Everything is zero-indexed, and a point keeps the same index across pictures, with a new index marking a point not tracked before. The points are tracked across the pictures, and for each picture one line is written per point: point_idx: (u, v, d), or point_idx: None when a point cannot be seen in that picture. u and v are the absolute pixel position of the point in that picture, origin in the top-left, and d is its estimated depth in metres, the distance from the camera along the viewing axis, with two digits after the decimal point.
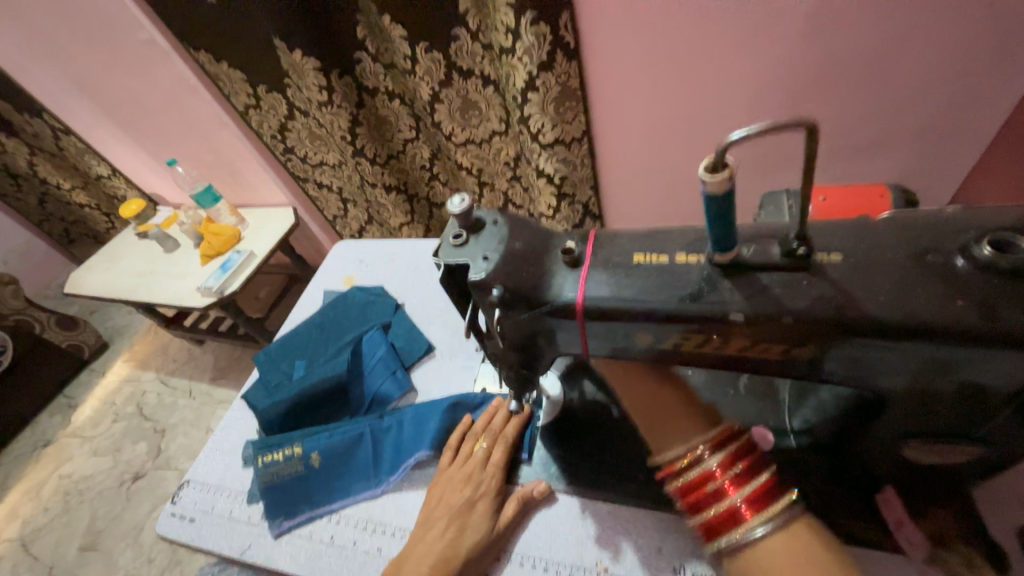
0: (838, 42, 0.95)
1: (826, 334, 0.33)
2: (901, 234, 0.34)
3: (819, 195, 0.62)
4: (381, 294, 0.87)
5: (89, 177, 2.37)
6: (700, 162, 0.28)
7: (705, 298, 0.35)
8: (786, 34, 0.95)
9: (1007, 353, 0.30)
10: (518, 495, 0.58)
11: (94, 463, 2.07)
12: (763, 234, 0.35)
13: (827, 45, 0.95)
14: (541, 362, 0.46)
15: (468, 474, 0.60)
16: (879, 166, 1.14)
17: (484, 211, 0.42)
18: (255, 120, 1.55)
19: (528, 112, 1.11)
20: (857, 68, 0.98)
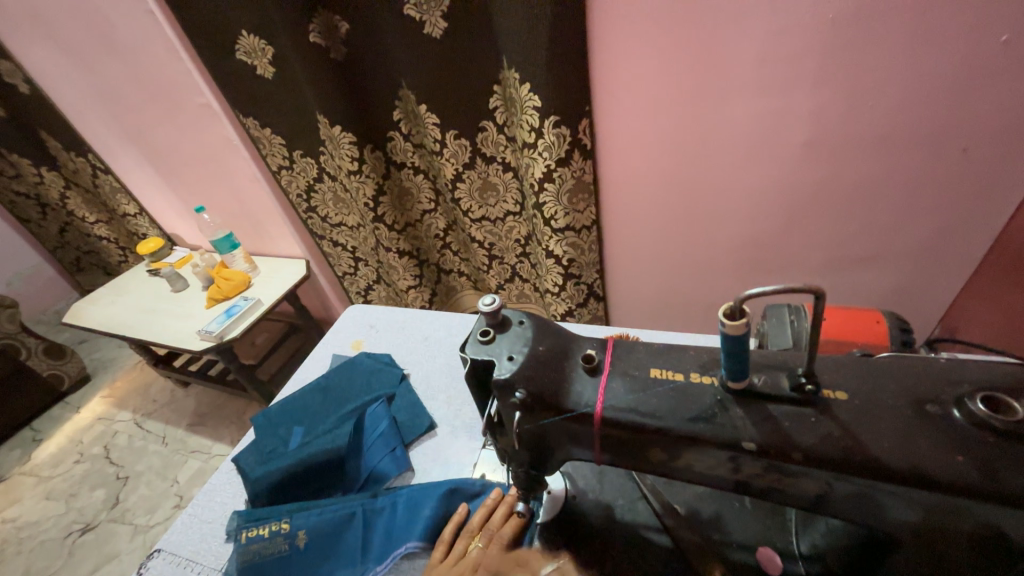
0: (830, 170, 1.05)
1: (833, 473, 0.34)
2: (900, 381, 0.36)
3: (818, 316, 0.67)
4: (389, 364, 0.88)
5: (114, 214, 2.45)
6: (720, 307, 0.32)
7: (717, 420, 0.37)
8: (782, 160, 1.07)
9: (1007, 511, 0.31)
10: None
11: (44, 508, 1.92)
12: (773, 364, 0.38)
13: (820, 171, 1.06)
14: (551, 462, 0.46)
15: None
16: (871, 280, 1.20)
17: (512, 311, 0.45)
18: (285, 180, 1.66)
19: (543, 199, 1.20)
20: (847, 194, 1.07)
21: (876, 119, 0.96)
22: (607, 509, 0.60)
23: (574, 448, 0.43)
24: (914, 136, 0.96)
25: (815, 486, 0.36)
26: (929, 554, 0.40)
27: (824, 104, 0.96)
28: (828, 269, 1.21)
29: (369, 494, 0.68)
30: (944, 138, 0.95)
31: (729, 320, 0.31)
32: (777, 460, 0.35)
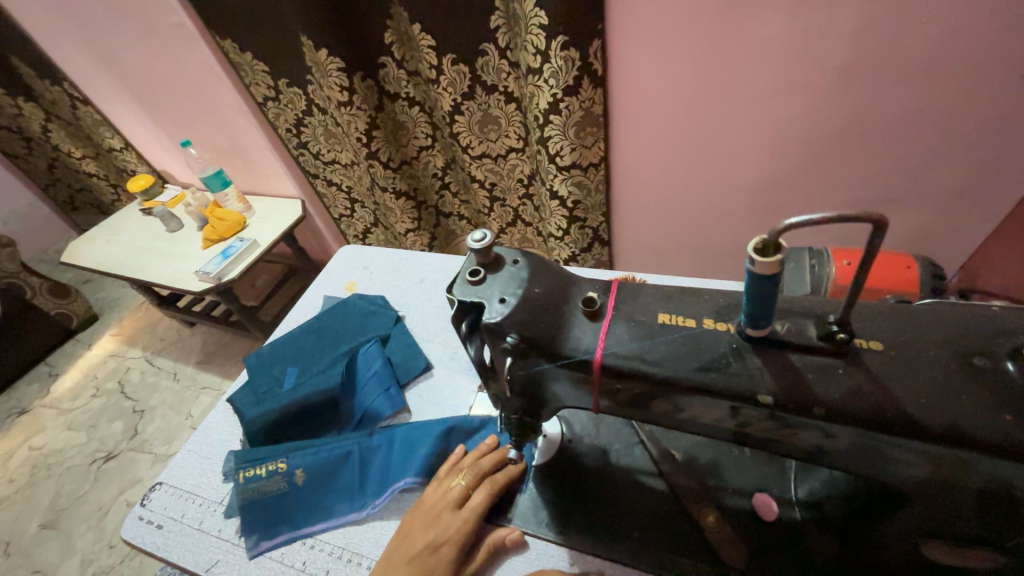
0: (867, 101, 0.95)
1: (857, 430, 0.31)
2: (944, 331, 0.32)
3: (844, 259, 0.62)
4: (382, 306, 0.85)
5: (101, 149, 2.34)
6: (751, 240, 0.27)
7: (730, 369, 0.33)
8: (815, 88, 0.96)
9: None
10: (490, 540, 0.55)
11: (67, 437, 2.01)
12: (799, 310, 0.34)
13: (857, 102, 0.95)
14: (546, 409, 0.44)
15: (441, 510, 0.55)
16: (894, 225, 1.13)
17: (505, 249, 0.40)
18: (271, 113, 1.55)
19: (548, 133, 1.10)
20: (883, 128, 0.98)
21: (929, 38, 0.84)
22: (603, 453, 0.59)
23: (570, 396, 0.40)
24: (970, 59, 0.84)
25: (831, 441, 0.33)
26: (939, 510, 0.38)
27: (873, 20, 0.84)
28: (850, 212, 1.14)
29: (366, 433, 0.67)
30: (1004, 61, 0.83)
31: (759, 257, 0.27)
32: (797, 414, 0.32)
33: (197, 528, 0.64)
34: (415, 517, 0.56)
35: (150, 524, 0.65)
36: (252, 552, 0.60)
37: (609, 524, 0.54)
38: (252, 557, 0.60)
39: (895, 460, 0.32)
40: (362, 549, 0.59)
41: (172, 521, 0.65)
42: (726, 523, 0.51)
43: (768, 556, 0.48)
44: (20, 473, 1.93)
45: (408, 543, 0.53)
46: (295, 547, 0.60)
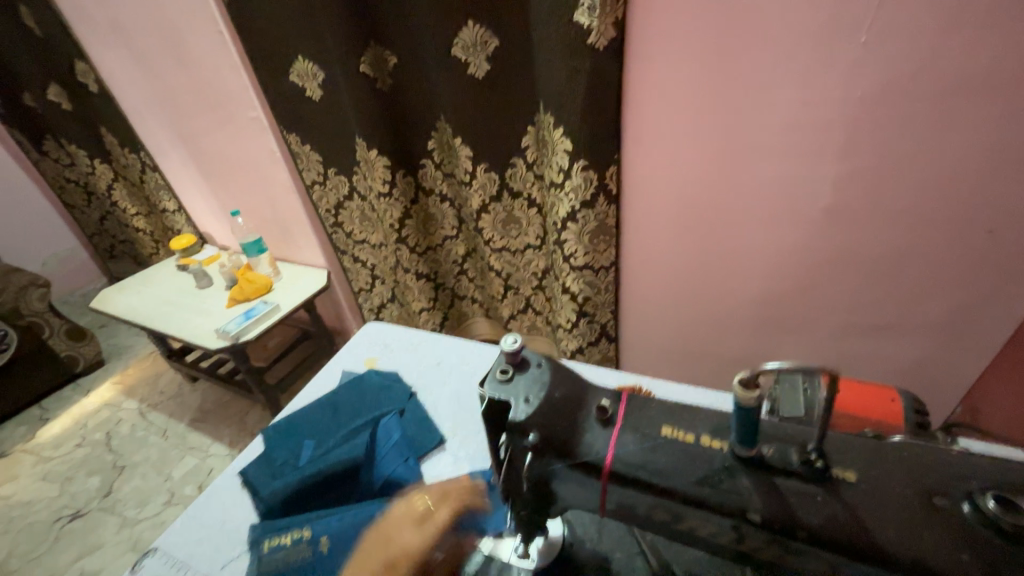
0: (850, 240, 1.07)
1: (839, 558, 0.35)
2: (915, 467, 0.36)
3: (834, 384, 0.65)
4: (398, 381, 0.91)
5: (154, 209, 2.57)
6: (736, 374, 0.34)
7: (723, 484, 0.37)
8: (803, 224, 1.08)
9: None
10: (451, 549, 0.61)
11: (39, 488, 1.94)
12: (782, 436, 0.38)
13: (842, 238, 1.07)
14: (554, 507, 0.46)
15: (411, 513, 0.64)
16: (889, 351, 1.18)
17: (532, 352, 0.46)
18: (316, 195, 1.74)
19: (565, 238, 1.23)
20: (867, 263, 1.08)
21: (900, 195, 0.97)
22: (603, 561, 0.59)
23: (577, 495, 0.43)
24: (938, 214, 0.97)
25: (813, 562, 0.37)
26: None
27: (848, 177, 0.99)
28: (843, 333, 1.21)
29: (388, 497, 0.70)
30: (968, 219, 0.95)
31: (741, 387, 0.33)
32: (785, 538, 0.36)
33: None
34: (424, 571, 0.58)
35: None
36: None
37: None
38: None
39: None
40: None
41: None
42: None
43: None
44: None
45: (382, 537, 0.62)
46: None
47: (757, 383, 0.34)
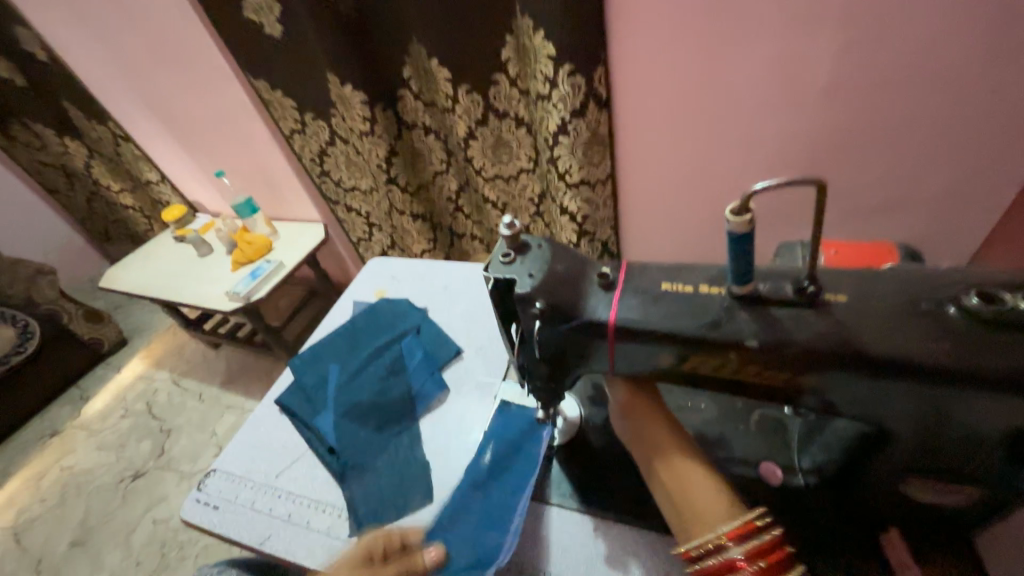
0: (852, 115, 1.02)
1: (832, 370, 0.38)
2: (904, 281, 0.39)
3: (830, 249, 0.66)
4: (410, 305, 0.93)
5: (138, 182, 2.51)
6: (728, 205, 0.33)
7: (723, 323, 0.40)
8: (804, 104, 1.04)
9: (987, 394, 0.35)
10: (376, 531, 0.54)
11: (97, 457, 2.09)
12: (778, 275, 0.41)
13: (845, 114, 1.03)
14: (569, 375, 0.50)
15: None
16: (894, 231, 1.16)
17: (530, 237, 0.47)
18: (297, 144, 1.67)
19: (558, 153, 1.20)
20: (870, 138, 1.05)
21: (904, 56, 0.92)
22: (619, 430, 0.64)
23: (586, 358, 0.46)
24: (946, 72, 0.92)
25: (806, 379, 0.39)
26: (920, 450, 0.42)
27: (850, 42, 0.93)
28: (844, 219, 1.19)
29: (410, 416, 0.75)
30: (977, 74, 0.91)
31: (733, 215, 0.33)
32: (782, 360, 0.39)
33: (251, 508, 0.69)
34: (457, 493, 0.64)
35: (207, 506, 0.71)
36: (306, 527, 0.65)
37: (630, 492, 0.59)
38: (301, 531, 0.65)
39: (860, 396, 0.39)
40: (404, 523, 0.63)
41: (228, 502, 0.71)
42: (732, 487, 0.56)
43: (777, 519, 0.53)
44: (51, 493, 2.00)
45: None
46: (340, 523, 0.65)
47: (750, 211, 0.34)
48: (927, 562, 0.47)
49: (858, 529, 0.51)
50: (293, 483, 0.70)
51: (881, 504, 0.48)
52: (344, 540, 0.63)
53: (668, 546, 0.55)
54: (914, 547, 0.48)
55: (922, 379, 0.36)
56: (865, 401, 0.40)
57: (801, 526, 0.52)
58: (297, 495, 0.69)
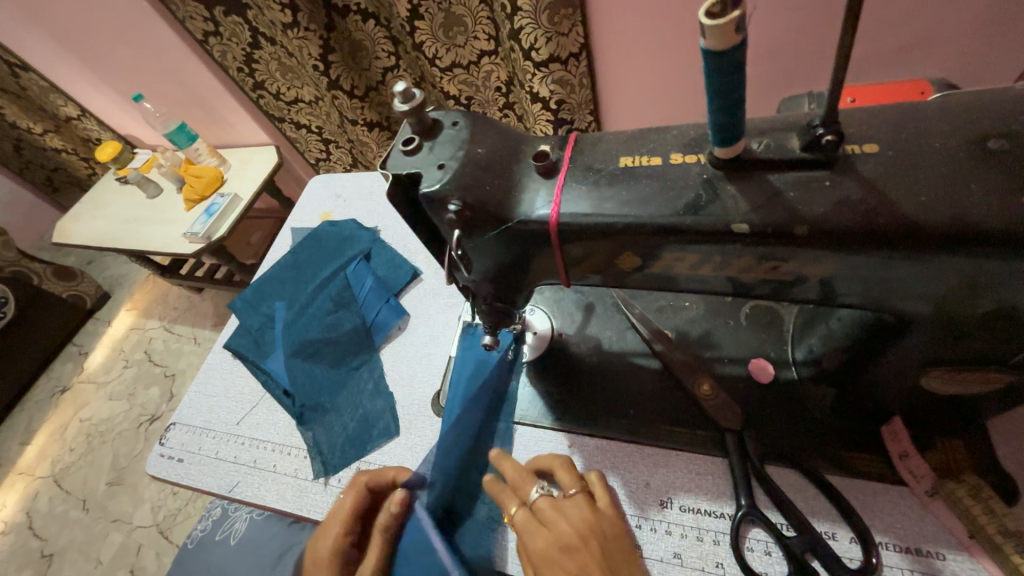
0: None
1: (848, 250, 0.28)
2: (952, 117, 0.28)
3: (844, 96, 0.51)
4: (358, 227, 0.82)
5: (59, 120, 2.08)
6: (701, 7, 0.22)
7: (705, 204, 0.29)
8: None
9: None
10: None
11: (111, 407, 1.91)
12: (780, 126, 0.29)
13: None
14: (520, 290, 0.41)
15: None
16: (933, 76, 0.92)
17: (443, 113, 0.35)
18: (217, 51, 1.37)
19: (520, 24, 0.96)
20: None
21: None
22: (594, 342, 0.57)
23: (528, 268, 0.37)
24: None
25: (814, 266, 0.30)
26: (943, 337, 0.35)
27: None
28: (870, 67, 0.91)
29: (369, 348, 0.68)
30: None
31: (709, 21, 0.21)
32: (783, 244, 0.28)
33: (215, 458, 0.65)
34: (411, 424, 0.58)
35: (171, 459, 0.67)
36: (269, 471, 0.62)
37: (607, 405, 0.54)
38: (265, 476, 0.62)
39: (878, 278, 0.31)
40: (370, 459, 0.60)
41: (191, 454, 0.67)
42: (719, 389, 0.49)
43: (765, 419, 0.48)
44: (77, 443, 1.85)
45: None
46: (305, 464, 0.61)
47: (738, 7, 0.21)
48: (930, 449, 0.43)
49: (857, 425, 0.46)
50: (254, 428, 0.66)
51: (891, 398, 0.42)
52: (313, 481, 0.60)
53: (647, 457, 0.51)
54: (914, 433, 0.43)
55: (971, 247, 0.26)
56: (881, 284, 0.31)
57: (796, 424, 0.47)
58: (261, 441, 0.65)
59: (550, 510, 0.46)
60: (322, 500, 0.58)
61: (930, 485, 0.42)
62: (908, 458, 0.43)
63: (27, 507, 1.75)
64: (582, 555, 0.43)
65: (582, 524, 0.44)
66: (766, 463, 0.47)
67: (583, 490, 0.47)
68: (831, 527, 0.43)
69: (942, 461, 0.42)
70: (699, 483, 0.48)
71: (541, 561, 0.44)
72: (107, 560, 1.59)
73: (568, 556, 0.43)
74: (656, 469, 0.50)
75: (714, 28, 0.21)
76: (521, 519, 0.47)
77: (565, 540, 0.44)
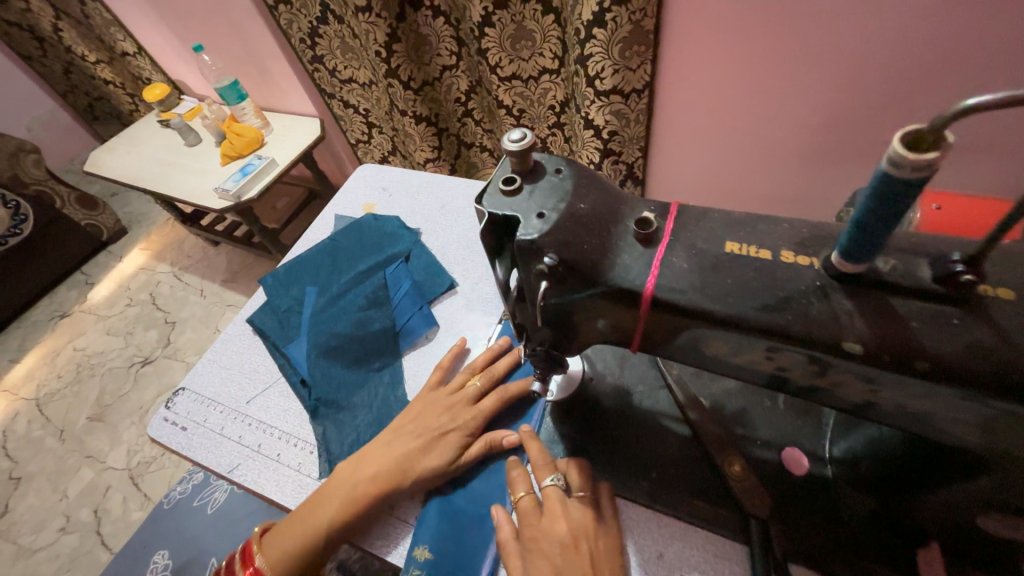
0: (1001, 32, 0.73)
1: (961, 395, 0.27)
2: None
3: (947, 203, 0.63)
4: (400, 227, 0.81)
5: (114, 53, 2.04)
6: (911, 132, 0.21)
7: (810, 310, 0.28)
8: (950, 9, 0.73)
9: None
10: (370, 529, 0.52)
11: (107, 341, 1.90)
12: (908, 246, 0.29)
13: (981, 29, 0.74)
14: (580, 341, 0.39)
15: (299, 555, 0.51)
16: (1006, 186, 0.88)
17: (546, 157, 0.34)
18: (285, 19, 1.38)
19: (589, 51, 0.90)
20: (1019, 69, 0.76)
21: None
22: (624, 393, 0.56)
23: (602, 327, 0.36)
24: None
25: (908, 396, 0.29)
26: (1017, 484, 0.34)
27: None
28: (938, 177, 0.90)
29: (396, 351, 0.67)
30: None
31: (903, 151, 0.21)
32: (892, 373, 0.27)
33: (219, 434, 0.64)
34: (424, 399, 0.59)
35: (175, 426, 0.66)
36: (273, 459, 0.61)
37: (629, 462, 0.52)
38: (267, 464, 0.60)
39: (965, 412, 0.30)
40: None
41: (196, 425, 0.66)
42: (750, 472, 0.48)
43: (796, 513, 0.46)
44: (67, 371, 1.84)
45: None
46: (308, 459, 0.60)
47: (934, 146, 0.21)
48: None
49: (892, 541, 0.44)
50: (265, 412, 0.65)
51: (932, 524, 0.41)
52: (315, 479, 0.58)
53: (664, 526, 0.49)
54: (954, 568, 0.41)
55: None
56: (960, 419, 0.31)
57: (828, 526, 0.45)
58: (269, 426, 0.64)
59: (556, 504, 0.49)
60: None
61: None
62: None
63: (5, 425, 1.74)
64: (573, 552, 0.46)
65: (580, 526, 0.47)
66: (790, 562, 0.44)
67: (591, 496, 0.49)
68: None
69: None
70: (717, 566, 0.46)
71: (534, 547, 0.47)
72: (73, 495, 1.57)
73: (561, 552, 0.46)
74: (671, 541, 0.48)
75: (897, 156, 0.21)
76: (525, 504, 0.49)
77: (563, 536, 0.47)
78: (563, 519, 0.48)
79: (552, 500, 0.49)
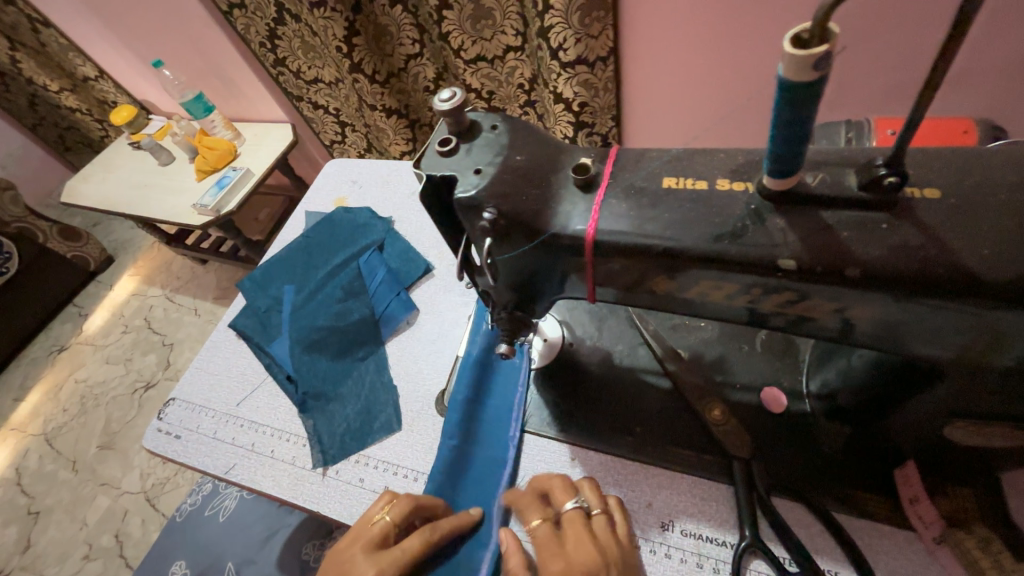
0: None
1: (898, 296, 0.28)
2: (1005, 168, 0.28)
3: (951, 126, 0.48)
4: (371, 218, 0.80)
5: (75, 79, 2.00)
6: (793, 32, 0.22)
7: (746, 235, 0.29)
8: None
9: None
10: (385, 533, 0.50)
11: (107, 369, 1.90)
12: (836, 162, 0.30)
13: None
14: (543, 300, 0.40)
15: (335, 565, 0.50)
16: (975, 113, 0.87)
17: (482, 115, 0.35)
18: (241, 24, 1.35)
19: (549, 22, 0.89)
20: None
21: None
22: (604, 353, 0.57)
23: (559, 280, 0.36)
24: None
25: (853, 306, 0.30)
26: (976, 388, 0.35)
27: None
28: (855, 99, 0.88)
29: (378, 339, 0.68)
30: None
31: (790, 50, 0.22)
32: (828, 284, 0.29)
33: (213, 437, 0.65)
34: None
35: (169, 435, 0.66)
36: (268, 455, 0.61)
37: (612, 420, 0.53)
38: (263, 460, 0.61)
39: (909, 321, 0.31)
40: (370, 452, 0.59)
41: (190, 432, 0.66)
42: (730, 415, 0.48)
43: (775, 447, 0.47)
44: (71, 404, 1.84)
45: None
46: (302, 451, 0.61)
47: (825, 41, 0.22)
48: (942, 496, 0.41)
49: (868, 463, 0.45)
50: (256, 412, 0.66)
51: (905, 441, 0.42)
52: (309, 470, 0.59)
53: (650, 477, 0.50)
54: (929, 480, 0.42)
55: (1005, 304, 0.27)
56: (911, 330, 0.32)
57: (809, 455, 0.46)
58: (261, 424, 0.64)
59: (579, 528, 0.45)
60: (316, 491, 0.57)
61: (939, 533, 0.41)
62: (918, 504, 0.42)
63: (17, 463, 1.75)
64: None
65: (602, 547, 0.43)
66: (773, 495, 0.45)
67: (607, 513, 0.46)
68: (834, 565, 0.42)
69: (952, 509, 0.41)
70: (702, 509, 0.47)
71: None
72: (92, 523, 1.59)
73: None
74: (659, 490, 0.49)
75: (789, 56, 0.22)
76: (542, 533, 0.46)
77: (587, 564, 0.42)
78: (587, 546, 0.43)
79: (573, 525, 0.45)
